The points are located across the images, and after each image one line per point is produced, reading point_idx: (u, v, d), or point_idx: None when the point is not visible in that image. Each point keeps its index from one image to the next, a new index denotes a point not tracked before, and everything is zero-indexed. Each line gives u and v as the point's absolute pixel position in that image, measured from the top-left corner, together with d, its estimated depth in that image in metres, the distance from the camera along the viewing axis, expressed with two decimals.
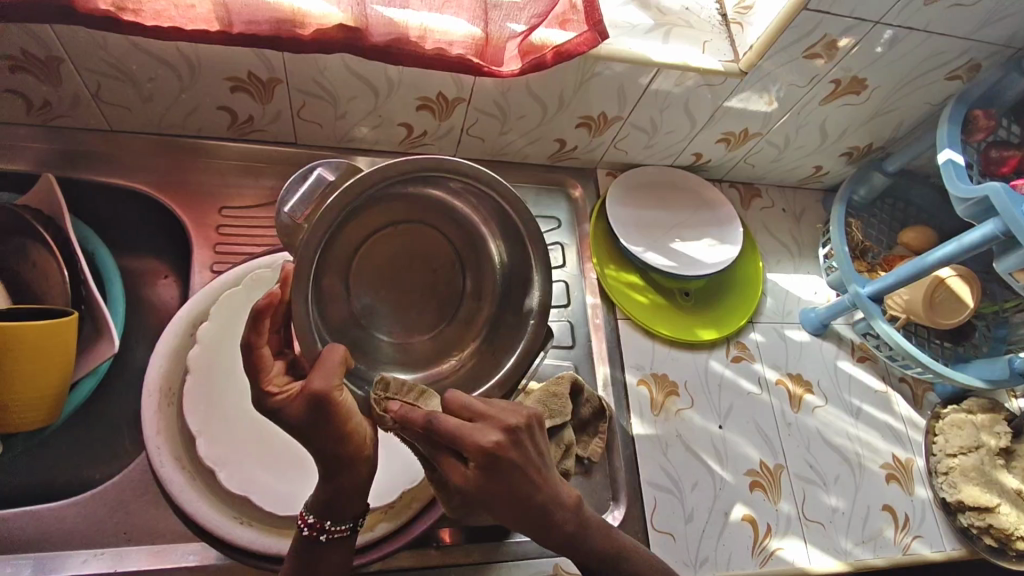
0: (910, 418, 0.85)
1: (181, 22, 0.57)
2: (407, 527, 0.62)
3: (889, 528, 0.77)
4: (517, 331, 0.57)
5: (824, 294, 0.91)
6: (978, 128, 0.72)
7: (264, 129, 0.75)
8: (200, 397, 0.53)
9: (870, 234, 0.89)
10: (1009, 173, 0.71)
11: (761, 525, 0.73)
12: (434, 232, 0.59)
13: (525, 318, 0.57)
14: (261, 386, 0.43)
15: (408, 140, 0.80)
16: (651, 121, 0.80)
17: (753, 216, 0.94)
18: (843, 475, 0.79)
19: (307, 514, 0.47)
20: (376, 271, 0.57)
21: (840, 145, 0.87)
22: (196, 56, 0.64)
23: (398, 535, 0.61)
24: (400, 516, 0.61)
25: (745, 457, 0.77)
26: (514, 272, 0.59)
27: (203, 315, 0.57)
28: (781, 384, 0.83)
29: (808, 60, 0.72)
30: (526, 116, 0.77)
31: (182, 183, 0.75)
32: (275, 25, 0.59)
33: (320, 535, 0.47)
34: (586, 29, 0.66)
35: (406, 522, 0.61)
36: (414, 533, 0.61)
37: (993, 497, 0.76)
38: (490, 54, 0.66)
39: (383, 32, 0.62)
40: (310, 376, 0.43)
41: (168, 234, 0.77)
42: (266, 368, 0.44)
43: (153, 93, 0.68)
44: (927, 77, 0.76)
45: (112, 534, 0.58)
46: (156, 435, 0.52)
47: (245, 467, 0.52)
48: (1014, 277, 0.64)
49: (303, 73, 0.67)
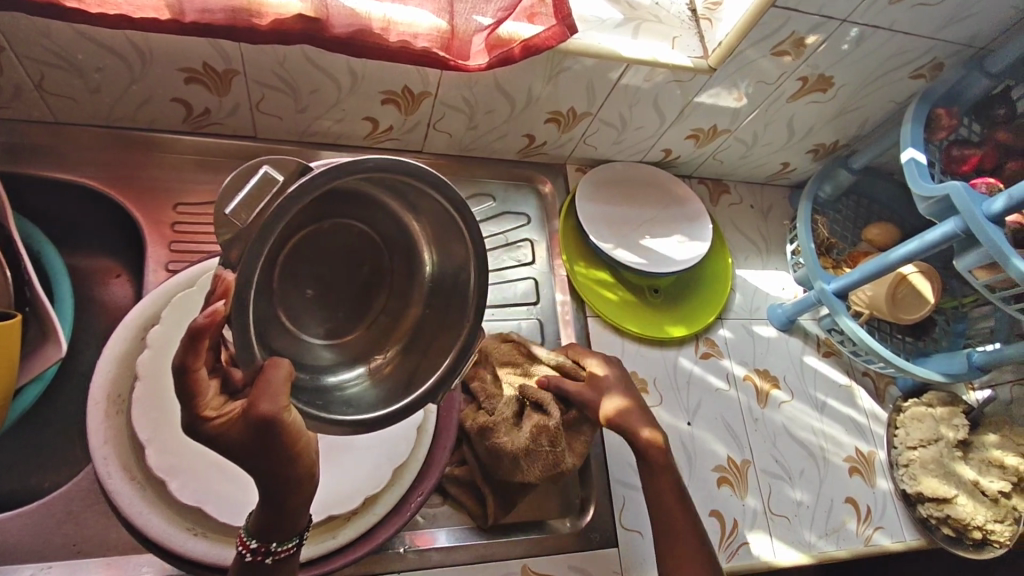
0: (872, 411, 0.87)
1: (130, 10, 0.55)
2: (370, 533, 0.58)
3: (851, 520, 0.79)
4: (453, 333, 0.55)
5: (791, 290, 0.92)
6: (941, 127, 0.73)
7: (222, 122, 0.72)
8: (152, 404, 0.50)
9: (835, 231, 0.91)
10: (969, 172, 0.72)
11: (727, 519, 0.74)
12: (363, 225, 0.54)
13: (461, 318, 0.55)
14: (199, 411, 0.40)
15: (374, 135, 0.78)
16: (621, 117, 0.80)
17: (722, 212, 0.95)
18: (808, 469, 0.81)
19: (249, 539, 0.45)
20: (300, 265, 0.52)
21: (807, 142, 0.88)
22: (148, 46, 0.61)
23: (359, 542, 0.57)
24: (364, 521, 0.57)
25: (713, 453, 0.78)
26: (448, 273, 0.56)
27: (155, 317, 0.55)
28: (749, 379, 0.84)
29: (776, 58, 0.72)
30: (494, 111, 0.76)
31: (136, 178, 0.72)
32: (230, 15, 0.57)
33: (266, 558, 0.45)
34: (555, 24, 0.64)
35: (370, 528, 0.58)
36: (377, 540, 0.57)
37: (951, 488, 0.78)
38: (456, 48, 0.64)
39: (345, 23, 0.60)
40: (253, 397, 0.40)
41: (121, 231, 0.73)
42: (202, 392, 0.40)
43: (101, 84, 0.64)
44: (892, 76, 0.76)
45: (61, 546, 0.55)
46: (103, 444, 0.49)
47: (200, 476, 0.50)
48: (973, 274, 0.65)
49: (261, 64, 0.65)
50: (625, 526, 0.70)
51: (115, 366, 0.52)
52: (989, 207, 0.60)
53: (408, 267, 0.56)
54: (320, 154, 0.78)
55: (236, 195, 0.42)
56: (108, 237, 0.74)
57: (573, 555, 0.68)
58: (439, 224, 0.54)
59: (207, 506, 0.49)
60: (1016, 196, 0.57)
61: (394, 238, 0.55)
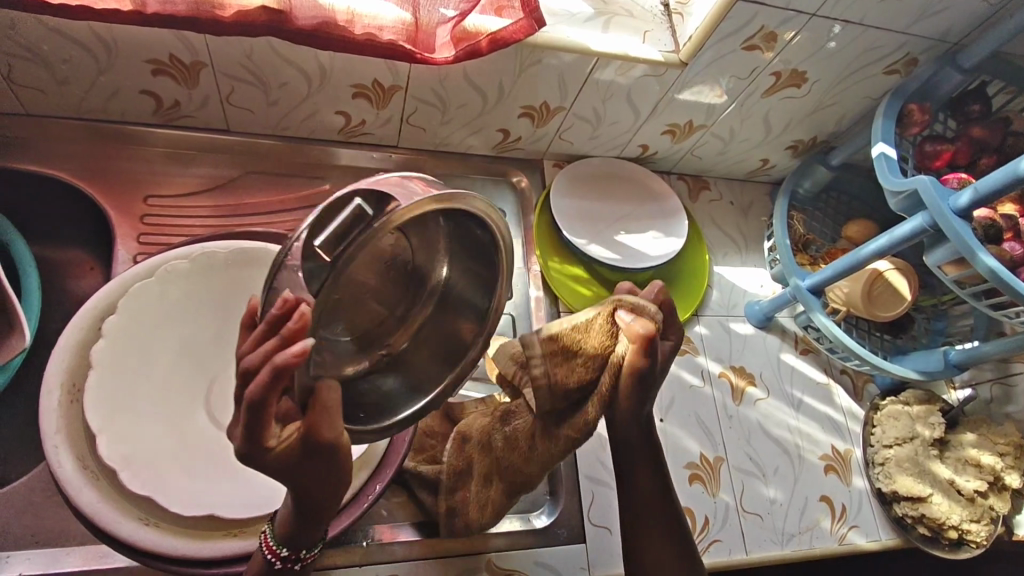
0: (849, 409, 0.87)
1: (90, 1, 0.54)
2: None
3: (825, 519, 0.78)
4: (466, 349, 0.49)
5: (769, 287, 0.92)
6: (913, 123, 0.73)
7: (193, 115, 0.72)
8: (106, 393, 0.52)
9: (813, 228, 0.90)
10: (941, 167, 0.73)
11: (698, 516, 0.74)
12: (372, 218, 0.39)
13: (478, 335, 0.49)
14: (260, 442, 0.37)
15: (347, 129, 0.78)
16: (595, 112, 0.80)
17: (701, 208, 0.94)
18: (782, 466, 0.80)
19: (279, 549, 0.43)
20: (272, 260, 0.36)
21: (784, 138, 0.88)
22: (113, 38, 0.61)
23: None
24: None
25: (685, 450, 0.77)
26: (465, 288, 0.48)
27: (111, 308, 0.56)
28: (724, 376, 0.83)
29: (747, 52, 0.72)
30: (466, 105, 0.76)
31: (107, 170, 0.72)
32: (192, 6, 0.57)
33: (295, 565, 0.44)
34: (522, 17, 0.64)
35: None
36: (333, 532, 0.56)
37: (925, 487, 0.77)
38: (421, 41, 0.64)
39: (309, 15, 0.60)
40: (318, 423, 0.38)
41: (92, 224, 0.73)
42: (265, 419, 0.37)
43: (69, 76, 0.64)
44: (866, 71, 0.76)
45: (20, 537, 0.55)
46: (56, 433, 0.50)
47: (152, 466, 0.52)
48: (943, 270, 0.65)
49: (228, 57, 0.65)
50: (593, 523, 0.70)
51: (72, 356, 0.53)
52: (956, 201, 0.60)
53: (435, 291, 0.48)
54: (293, 148, 0.78)
55: (326, 227, 0.37)
56: (80, 230, 0.74)
57: (539, 551, 0.67)
58: (480, 253, 0.47)
59: (157, 495, 0.50)
60: (982, 190, 0.57)
61: (424, 264, 0.46)
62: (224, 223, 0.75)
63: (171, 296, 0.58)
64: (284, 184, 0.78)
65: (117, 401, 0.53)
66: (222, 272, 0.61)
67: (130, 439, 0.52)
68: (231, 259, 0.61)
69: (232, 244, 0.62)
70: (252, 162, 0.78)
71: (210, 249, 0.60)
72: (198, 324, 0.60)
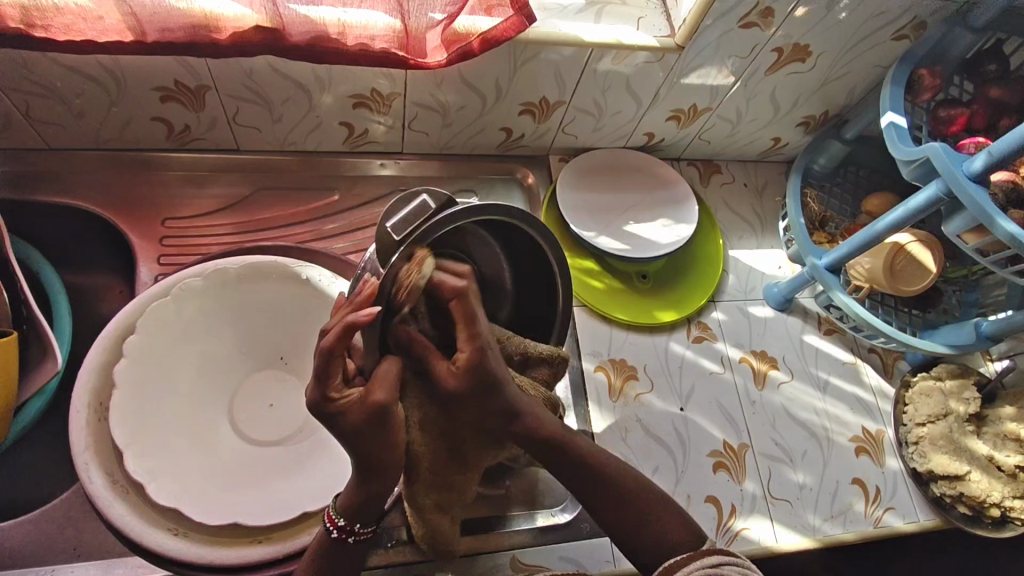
0: (879, 388, 0.84)
1: (93, 35, 0.57)
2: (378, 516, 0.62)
3: (859, 502, 0.76)
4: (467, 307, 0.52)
5: (788, 267, 0.90)
6: (924, 88, 0.70)
7: (203, 137, 0.75)
8: (130, 412, 0.55)
9: (830, 205, 0.88)
10: (958, 132, 0.70)
11: (724, 505, 0.72)
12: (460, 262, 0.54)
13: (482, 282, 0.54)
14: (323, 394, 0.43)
15: (352, 140, 0.79)
16: (596, 103, 0.79)
17: (713, 192, 0.93)
18: (810, 451, 0.78)
19: (338, 518, 0.47)
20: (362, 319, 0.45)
21: (794, 115, 0.86)
22: (121, 69, 0.63)
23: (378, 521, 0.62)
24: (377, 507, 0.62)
25: (707, 438, 0.76)
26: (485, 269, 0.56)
27: (130, 329, 0.59)
28: (745, 362, 0.82)
29: (745, 30, 0.71)
30: (466, 107, 0.76)
31: (128, 197, 0.75)
32: (190, 31, 0.58)
33: (350, 537, 0.48)
34: (512, 14, 0.64)
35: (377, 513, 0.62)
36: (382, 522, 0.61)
37: (962, 465, 0.74)
38: (413, 46, 0.65)
39: (302, 31, 0.61)
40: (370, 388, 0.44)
41: (116, 249, 0.76)
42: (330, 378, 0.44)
43: (83, 109, 0.67)
44: (873, 39, 0.74)
45: (63, 550, 0.58)
46: (85, 452, 0.53)
47: (178, 479, 0.54)
48: (962, 239, 0.63)
49: (230, 78, 0.67)
50: None
51: (96, 376, 0.56)
52: (970, 166, 0.58)
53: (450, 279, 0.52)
54: (303, 161, 0.80)
55: (397, 216, 0.47)
56: (105, 255, 0.77)
57: (562, 546, 0.67)
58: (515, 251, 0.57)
59: (181, 506, 0.52)
60: (996, 153, 0.55)
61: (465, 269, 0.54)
62: (240, 239, 0.77)
63: (188, 312, 0.61)
64: (295, 197, 0.80)
65: (144, 415, 0.56)
66: (236, 287, 0.63)
67: (154, 452, 0.55)
68: (242, 275, 0.63)
69: (243, 259, 0.63)
70: (263, 178, 0.80)
71: (222, 267, 0.62)
72: (215, 339, 0.63)
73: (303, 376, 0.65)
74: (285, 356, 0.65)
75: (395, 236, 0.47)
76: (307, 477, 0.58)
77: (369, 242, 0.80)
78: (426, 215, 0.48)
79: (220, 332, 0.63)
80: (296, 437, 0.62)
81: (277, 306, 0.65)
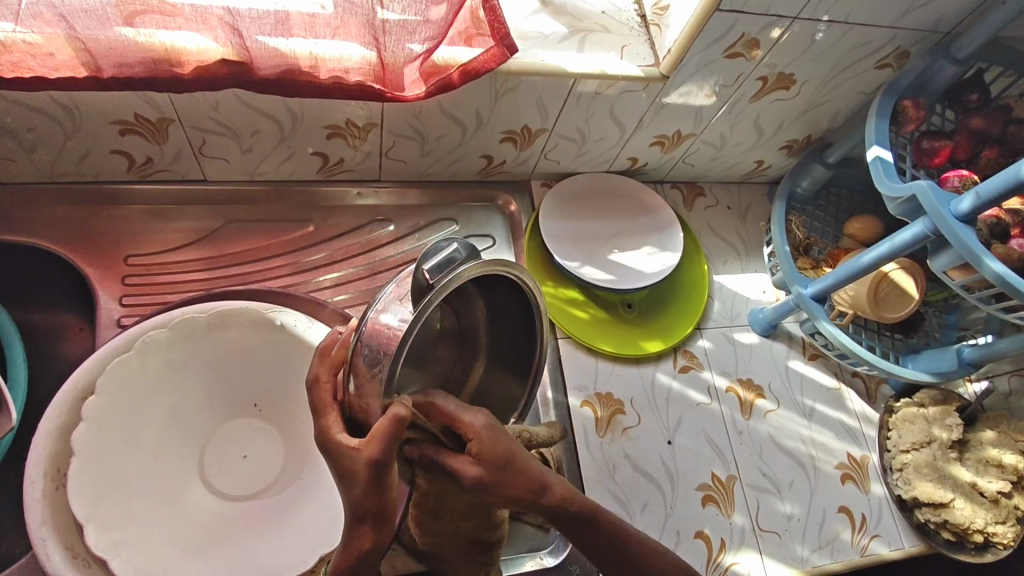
0: (863, 413, 0.84)
1: (44, 71, 0.53)
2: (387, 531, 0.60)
3: (846, 530, 0.76)
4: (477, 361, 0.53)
5: (773, 292, 0.89)
6: (908, 120, 0.70)
7: (167, 169, 0.71)
8: (90, 480, 0.51)
9: (813, 229, 0.88)
10: (942, 164, 0.70)
11: (714, 540, 0.72)
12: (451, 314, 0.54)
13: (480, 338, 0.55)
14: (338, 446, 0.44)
15: (327, 169, 0.76)
16: (579, 130, 0.77)
17: (697, 216, 0.92)
18: (797, 480, 0.78)
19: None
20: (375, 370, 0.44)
21: (779, 138, 0.85)
22: (76, 103, 0.59)
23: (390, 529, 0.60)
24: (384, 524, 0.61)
25: (696, 471, 0.75)
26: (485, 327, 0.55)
27: (90, 387, 0.55)
28: (731, 391, 0.81)
29: (730, 60, 0.69)
30: (445, 136, 0.74)
31: (88, 233, 0.71)
32: (150, 66, 0.55)
33: None
34: (493, 45, 0.61)
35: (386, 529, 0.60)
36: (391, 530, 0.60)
37: (946, 493, 0.75)
38: (390, 79, 0.62)
39: (271, 64, 0.57)
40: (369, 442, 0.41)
41: (76, 286, 0.72)
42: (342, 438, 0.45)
43: (36, 143, 0.63)
44: (857, 67, 0.73)
45: None
46: (42, 524, 0.50)
47: (143, 550, 0.51)
48: (949, 275, 0.63)
49: (194, 111, 0.63)
50: None
51: (55, 441, 0.53)
52: (957, 207, 0.58)
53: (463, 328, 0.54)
54: (276, 191, 0.77)
55: (431, 262, 0.44)
56: (62, 293, 0.72)
57: None
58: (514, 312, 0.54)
59: None
60: (984, 195, 0.55)
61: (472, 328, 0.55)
62: (209, 274, 0.73)
63: (153, 365, 0.58)
64: (267, 229, 0.77)
65: (106, 483, 0.53)
66: (204, 336, 0.60)
67: (118, 524, 0.52)
68: (211, 323, 0.60)
69: (213, 307, 0.60)
70: (234, 210, 0.76)
71: (189, 316, 0.58)
72: (182, 390, 0.60)
73: (276, 424, 0.63)
74: (259, 404, 0.64)
75: (427, 280, 0.43)
76: (285, 537, 0.56)
77: (347, 276, 0.77)
78: (455, 265, 0.44)
79: (188, 383, 0.61)
80: (272, 489, 0.60)
81: (249, 353, 0.63)
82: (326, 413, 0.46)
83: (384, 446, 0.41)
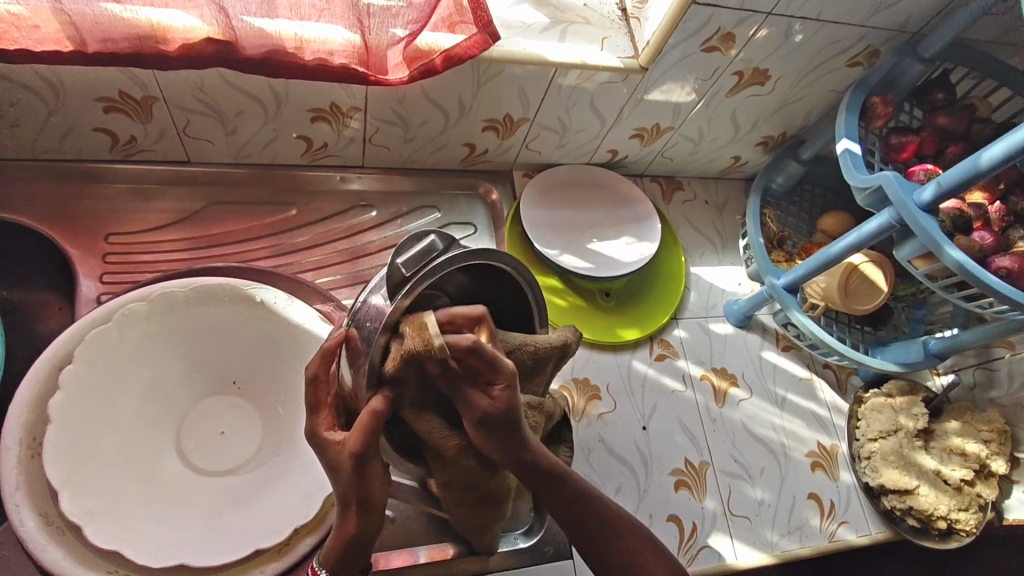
0: (834, 404, 0.86)
1: (29, 44, 0.53)
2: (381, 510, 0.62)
3: (814, 516, 0.77)
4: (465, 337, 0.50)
5: (748, 285, 0.91)
6: (876, 116, 0.72)
7: (151, 149, 0.71)
8: (65, 447, 0.52)
9: (788, 223, 0.90)
10: (908, 159, 0.72)
11: (686, 523, 0.73)
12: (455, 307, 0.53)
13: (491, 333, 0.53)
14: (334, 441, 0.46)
15: (310, 153, 0.77)
16: (560, 121, 0.79)
17: (675, 209, 0.94)
18: (768, 467, 0.79)
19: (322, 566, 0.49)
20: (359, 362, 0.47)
21: (755, 134, 0.87)
22: (60, 79, 0.60)
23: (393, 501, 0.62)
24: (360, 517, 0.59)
25: (670, 456, 0.77)
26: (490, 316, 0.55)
27: (68, 358, 0.56)
28: (706, 379, 0.83)
29: (707, 54, 0.71)
30: (428, 122, 0.75)
31: (69, 211, 0.71)
32: (135, 42, 0.55)
33: None
34: (476, 32, 0.63)
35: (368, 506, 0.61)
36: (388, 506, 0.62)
37: (911, 479, 0.77)
38: (374, 63, 0.63)
39: (256, 44, 0.58)
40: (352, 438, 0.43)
41: (54, 265, 0.71)
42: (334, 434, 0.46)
43: (18, 118, 0.63)
44: (830, 64, 0.75)
45: None
46: (16, 491, 0.51)
47: (117, 517, 0.52)
48: (913, 264, 0.65)
49: (178, 90, 0.64)
50: None
51: (32, 409, 0.53)
52: (920, 196, 0.60)
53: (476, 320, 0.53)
54: (259, 173, 0.77)
55: (408, 251, 0.46)
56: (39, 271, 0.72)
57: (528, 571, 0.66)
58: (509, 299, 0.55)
59: (122, 548, 0.50)
60: (945, 184, 0.57)
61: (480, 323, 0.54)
62: (189, 255, 0.74)
63: (131, 338, 0.58)
64: (250, 212, 0.77)
65: (82, 453, 0.53)
66: (184, 312, 0.61)
67: (94, 491, 0.52)
68: (190, 298, 0.61)
69: (193, 282, 0.61)
70: (217, 192, 0.76)
71: (168, 290, 0.60)
72: (162, 365, 0.61)
73: (254, 401, 0.64)
74: (238, 381, 0.64)
75: (404, 272, 0.46)
76: (259, 510, 0.56)
77: (331, 259, 0.78)
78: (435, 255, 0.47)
79: (167, 357, 0.62)
80: (249, 465, 0.60)
81: (229, 331, 0.64)
82: (320, 409, 0.47)
83: (363, 439, 0.43)
